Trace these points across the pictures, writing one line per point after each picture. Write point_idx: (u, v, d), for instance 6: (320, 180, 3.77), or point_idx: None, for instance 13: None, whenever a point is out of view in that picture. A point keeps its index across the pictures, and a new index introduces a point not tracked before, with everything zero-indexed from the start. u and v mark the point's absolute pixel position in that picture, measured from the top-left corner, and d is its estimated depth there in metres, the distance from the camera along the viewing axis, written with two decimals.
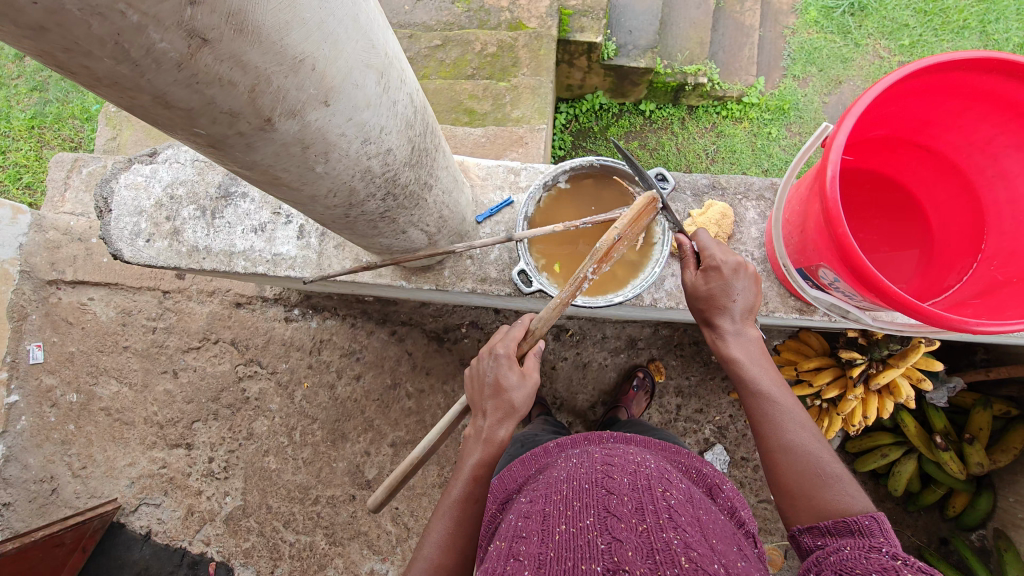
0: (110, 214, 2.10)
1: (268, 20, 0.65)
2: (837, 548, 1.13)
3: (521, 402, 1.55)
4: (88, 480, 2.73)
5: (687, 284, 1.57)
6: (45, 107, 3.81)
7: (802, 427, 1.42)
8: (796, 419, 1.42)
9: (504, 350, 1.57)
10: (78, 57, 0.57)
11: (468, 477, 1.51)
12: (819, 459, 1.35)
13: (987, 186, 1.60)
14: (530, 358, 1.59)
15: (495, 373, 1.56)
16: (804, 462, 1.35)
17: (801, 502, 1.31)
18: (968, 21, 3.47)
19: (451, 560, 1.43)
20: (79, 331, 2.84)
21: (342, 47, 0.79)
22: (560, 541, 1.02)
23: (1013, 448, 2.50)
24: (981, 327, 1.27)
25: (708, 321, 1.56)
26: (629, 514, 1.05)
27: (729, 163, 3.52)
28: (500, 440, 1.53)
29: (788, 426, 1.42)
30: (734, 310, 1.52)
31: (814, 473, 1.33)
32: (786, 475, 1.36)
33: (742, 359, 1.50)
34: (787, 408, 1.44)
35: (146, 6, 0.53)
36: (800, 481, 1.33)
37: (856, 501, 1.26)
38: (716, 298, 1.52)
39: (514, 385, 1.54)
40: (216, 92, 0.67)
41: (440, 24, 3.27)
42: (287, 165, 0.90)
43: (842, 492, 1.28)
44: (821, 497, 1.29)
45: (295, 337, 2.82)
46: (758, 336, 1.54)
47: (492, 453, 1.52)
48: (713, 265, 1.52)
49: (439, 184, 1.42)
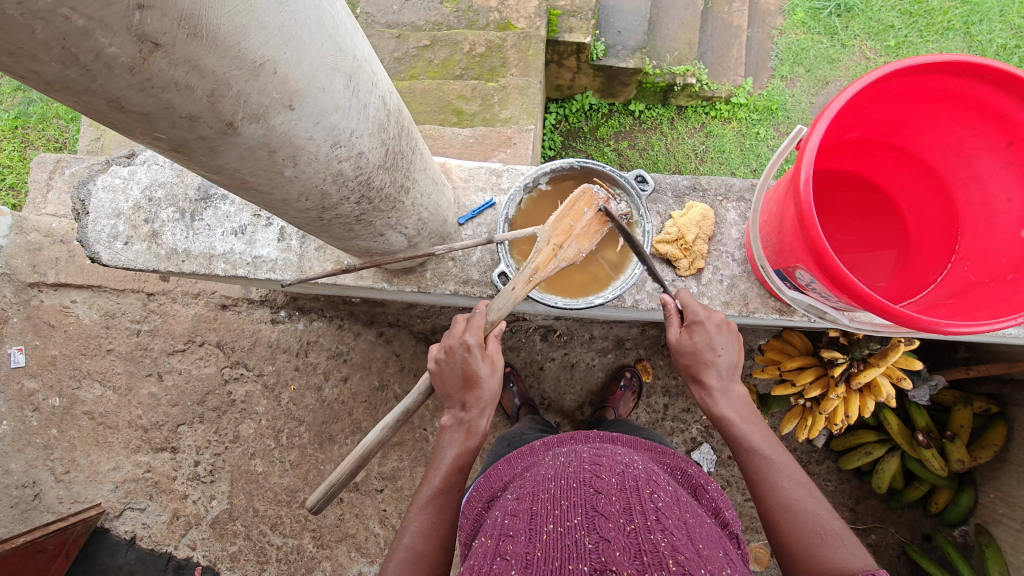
0: (89, 215, 2.08)
1: (224, 24, 0.64)
2: None
3: (494, 390, 1.58)
4: (71, 485, 2.69)
5: (673, 341, 1.63)
6: (29, 107, 3.74)
7: (797, 484, 1.43)
8: (790, 477, 1.44)
9: (474, 339, 1.53)
10: (25, 61, 0.56)
11: (450, 466, 1.52)
12: (817, 515, 1.36)
13: (960, 187, 1.62)
14: (492, 342, 1.59)
15: (464, 365, 1.54)
16: (802, 519, 1.35)
17: (801, 561, 1.29)
18: (953, 22, 3.51)
19: (432, 548, 1.42)
20: (61, 333, 2.79)
21: (306, 50, 0.78)
22: (548, 540, 1.01)
23: (993, 445, 2.55)
24: (952, 328, 1.28)
25: (696, 378, 1.61)
26: (618, 514, 1.05)
27: (717, 163, 3.55)
28: (481, 430, 1.57)
29: (783, 484, 1.43)
30: (720, 366, 1.58)
31: (814, 530, 1.32)
32: (785, 533, 1.35)
33: (732, 417, 1.56)
34: (780, 466, 1.47)
35: (91, 11, 0.52)
36: (799, 538, 1.32)
37: (855, 557, 1.23)
38: (701, 353, 1.59)
39: (487, 376, 1.55)
40: (173, 96, 0.67)
41: (429, 24, 3.24)
42: (254, 169, 0.89)
43: (841, 549, 1.26)
44: (819, 555, 1.28)
45: (282, 339, 2.80)
46: (745, 394, 1.60)
47: (473, 444, 1.55)
48: (696, 320, 1.60)
49: (417, 186, 1.41)
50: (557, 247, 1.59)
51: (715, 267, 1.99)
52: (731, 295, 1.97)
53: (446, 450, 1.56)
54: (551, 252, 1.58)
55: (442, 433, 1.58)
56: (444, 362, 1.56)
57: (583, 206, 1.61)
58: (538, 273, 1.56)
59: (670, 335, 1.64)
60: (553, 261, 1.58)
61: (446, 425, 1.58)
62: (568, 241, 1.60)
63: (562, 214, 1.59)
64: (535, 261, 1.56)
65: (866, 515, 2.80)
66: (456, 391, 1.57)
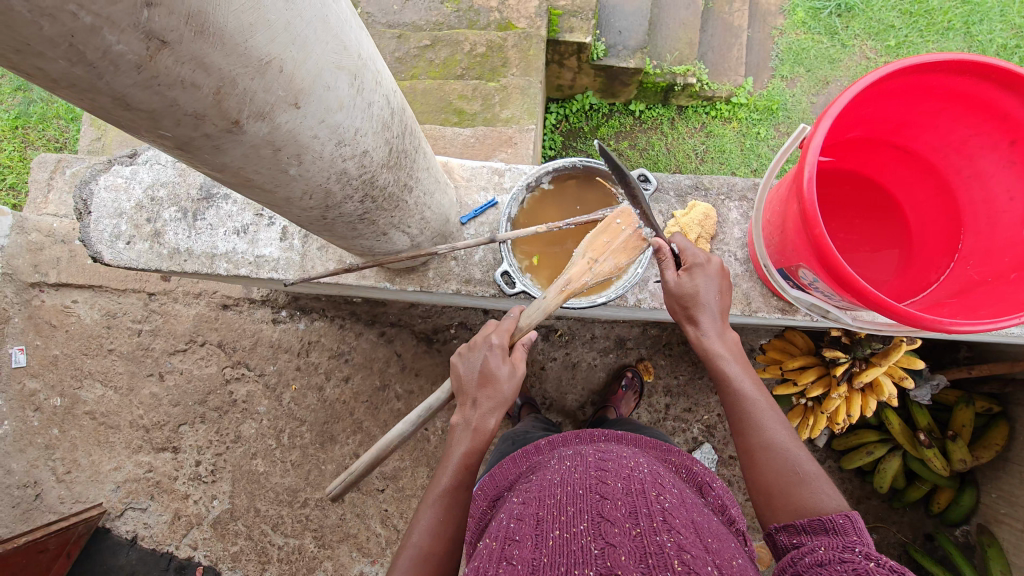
0: (90, 215, 2.07)
1: (231, 22, 0.64)
2: (812, 547, 1.15)
3: (510, 392, 1.54)
4: (72, 485, 2.69)
5: (667, 282, 1.55)
6: (29, 107, 3.74)
7: (780, 424, 1.44)
8: (774, 417, 1.44)
9: (497, 339, 1.55)
10: (31, 58, 0.56)
11: (459, 467, 1.50)
12: (796, 458, 1.37)
13: (963, 186, 1.62)
14: (519, 349, 1.57)
15: (485, 363, 1.54)
16: (782, 462, 1.37)
17: (779, 501, 1.32)
18: (953, 22, 3.51)
19: (442, 546, 1.43)
20: (62, 333, 2.79)
21: (312, 49, 0.78)
22: (554, 546, 1.01)
23: (995, 444, 2.54)
24: (955, 327, 1.28)
25: (689, 317, 1.55)
26: (623, 518, 1.05)
27: (717, 163, 3.55)
28: (489, 428, 1.52)
29: (766, 423, 1.44)
30: (713, 308, 1.54)
31: (793, 472, 1.34)
32: (765, 476, 1.37)
33: (723, 358, 1.51)
34: (765, 406, 1.47)
35: (98, 7, 0.52)
36: (778, 481, 1.35)
37: (831, 498, 1.28)
38: (700, 295, 1.53)
39: (506, 377, 1.52)
40: (178, 94, 0.67)
41: (430, 25, 3.24)
42: (259, 167, 0.89)
43: (818, 490, 1.30)
44: (798, 496, 1.31)
45: (284, 339, 2.80)
46: (733, 334, 1.57)
47: (481, 444, 1.52)
48: (694, 263, 1.56)
49: (421, 185, 1.41)
50: (592, 260, 1.56)
51: None
52: (734, 294, 1.97)
53: (455, 449, 1.54)
54: (586, 265, 1.55)
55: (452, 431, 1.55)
56: (465, 358, 1.58)
57: (618, 225, 1.58)
58: (571, 284, 1.54)
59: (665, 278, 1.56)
60: (586, 274, 1.55)
61: (457, 422, 1.56)
62: (604, 254, 1.56)
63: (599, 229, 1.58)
64: (569, 273, 1.54)
65: (868, 515, 2.79)
66: (471, 387, 1.55)
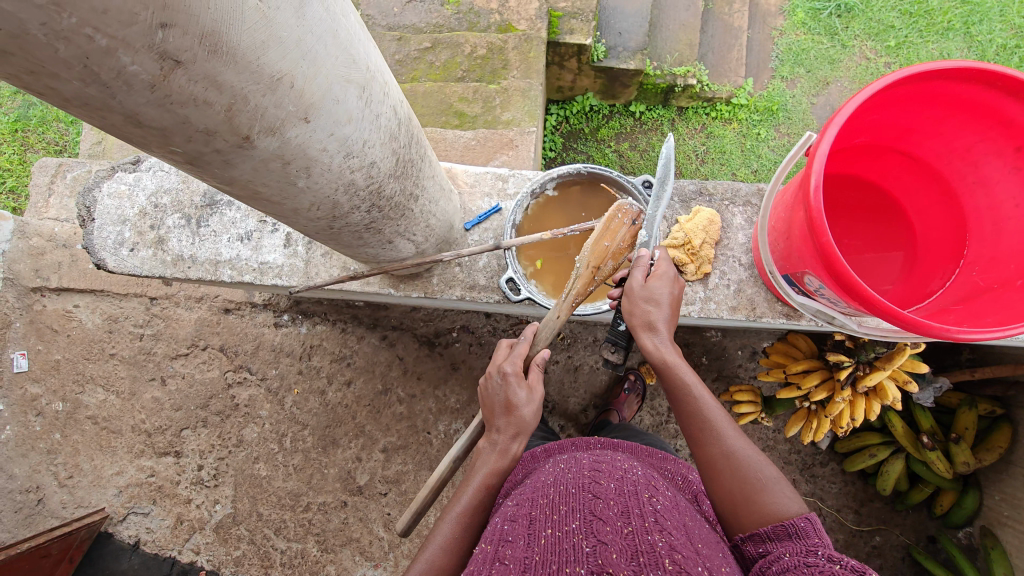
0: (93, 222, 2.07)
1: (244, 40, 0.64)
2: (778, 555, 1.12)
3: (532, 420, 1.52)
4: (75, 490, 2.69)
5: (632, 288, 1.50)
6: (29, 110, 3.74)
7: (736, 430, 1.38)
8: (730, 425, 1.38)
9: (511, 367, 1.55)
10: (45, 79, 0.55)
11: (479, 487, 1.44)
12: (756, 463, 1.31)
13: (967, 192, 1.62)
14: (534, 370, 1.58)
15: (505, 393, 1.53)
16: (742, 467, 1.31)
17: (744, 510, 1.26)
18: (953, 23, 3.51)
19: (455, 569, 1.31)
20: (64, 338, 2.79)
21: (322, 63, 0.78)
22: (546, 545, 1.01)
23: (997, 447, 2.54)
24: (965, 335, 1.28)
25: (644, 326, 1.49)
26: (615, 517, 1.05)
27: (719, 163, 3.54)
28: (513, 454, 1.50)
29: (724, 432, 1.37)
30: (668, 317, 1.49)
31: (753, 478, 1.28)
32: (725, 483, 1.31)
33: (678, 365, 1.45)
34: (719, 414, 1.40)
35: (113, 30, 0.52)
36: (739, 488, 1.28)
37: (793, 502, 1.24)
38: (657, 302, 1.48)
39: (524, 402, 1.52)
40: (191, 111, 0.67)
41: (430, 26, 3.22)
42: (267, 180, 0.89)
43: (779, 494, 1.26)
44: (760, 503, 1.25)
45: (285, 343, 2.79)
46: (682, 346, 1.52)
47: (505, 466, 1.48)
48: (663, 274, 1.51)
49: (426, 193, 1.41)
50: (595, 269, 1.56)
51: (723, 271, 1.99)
52: (738, 299, 1.97)
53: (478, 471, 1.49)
54: (589, 275, 1.56)
55: (476, 456, 1.52)
56: (488, 388, 1.58)
57: (619, 221, 1.54)
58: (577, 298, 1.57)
59: (631, 283, 1.52)
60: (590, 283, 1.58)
61: (483, 446, 1.54)
62: (605, 261, 1.57)
63: (599, 234, 1.54)
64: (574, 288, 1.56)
65: (871, 518, 2.79)
66: (495, 415, 1.54)
